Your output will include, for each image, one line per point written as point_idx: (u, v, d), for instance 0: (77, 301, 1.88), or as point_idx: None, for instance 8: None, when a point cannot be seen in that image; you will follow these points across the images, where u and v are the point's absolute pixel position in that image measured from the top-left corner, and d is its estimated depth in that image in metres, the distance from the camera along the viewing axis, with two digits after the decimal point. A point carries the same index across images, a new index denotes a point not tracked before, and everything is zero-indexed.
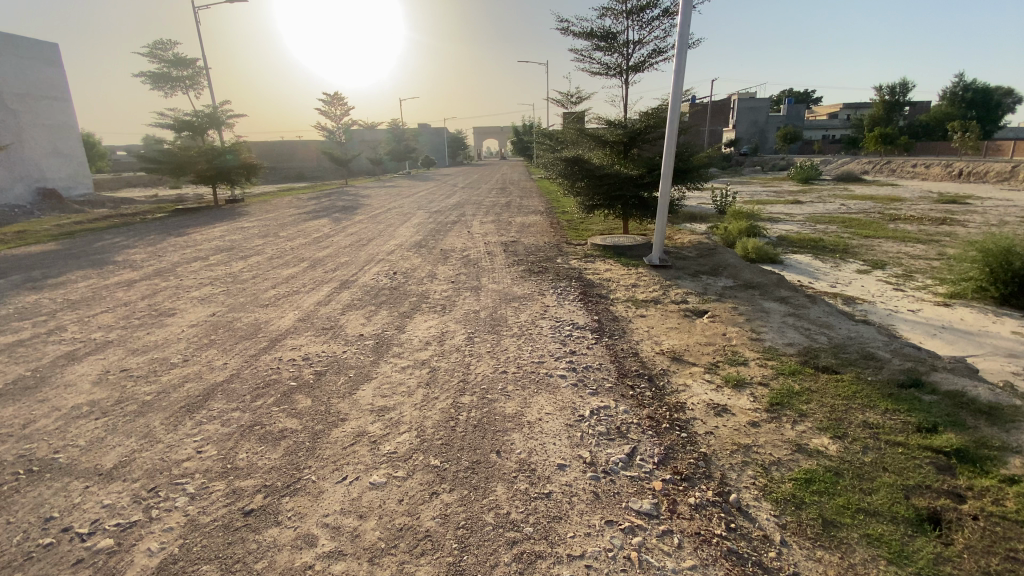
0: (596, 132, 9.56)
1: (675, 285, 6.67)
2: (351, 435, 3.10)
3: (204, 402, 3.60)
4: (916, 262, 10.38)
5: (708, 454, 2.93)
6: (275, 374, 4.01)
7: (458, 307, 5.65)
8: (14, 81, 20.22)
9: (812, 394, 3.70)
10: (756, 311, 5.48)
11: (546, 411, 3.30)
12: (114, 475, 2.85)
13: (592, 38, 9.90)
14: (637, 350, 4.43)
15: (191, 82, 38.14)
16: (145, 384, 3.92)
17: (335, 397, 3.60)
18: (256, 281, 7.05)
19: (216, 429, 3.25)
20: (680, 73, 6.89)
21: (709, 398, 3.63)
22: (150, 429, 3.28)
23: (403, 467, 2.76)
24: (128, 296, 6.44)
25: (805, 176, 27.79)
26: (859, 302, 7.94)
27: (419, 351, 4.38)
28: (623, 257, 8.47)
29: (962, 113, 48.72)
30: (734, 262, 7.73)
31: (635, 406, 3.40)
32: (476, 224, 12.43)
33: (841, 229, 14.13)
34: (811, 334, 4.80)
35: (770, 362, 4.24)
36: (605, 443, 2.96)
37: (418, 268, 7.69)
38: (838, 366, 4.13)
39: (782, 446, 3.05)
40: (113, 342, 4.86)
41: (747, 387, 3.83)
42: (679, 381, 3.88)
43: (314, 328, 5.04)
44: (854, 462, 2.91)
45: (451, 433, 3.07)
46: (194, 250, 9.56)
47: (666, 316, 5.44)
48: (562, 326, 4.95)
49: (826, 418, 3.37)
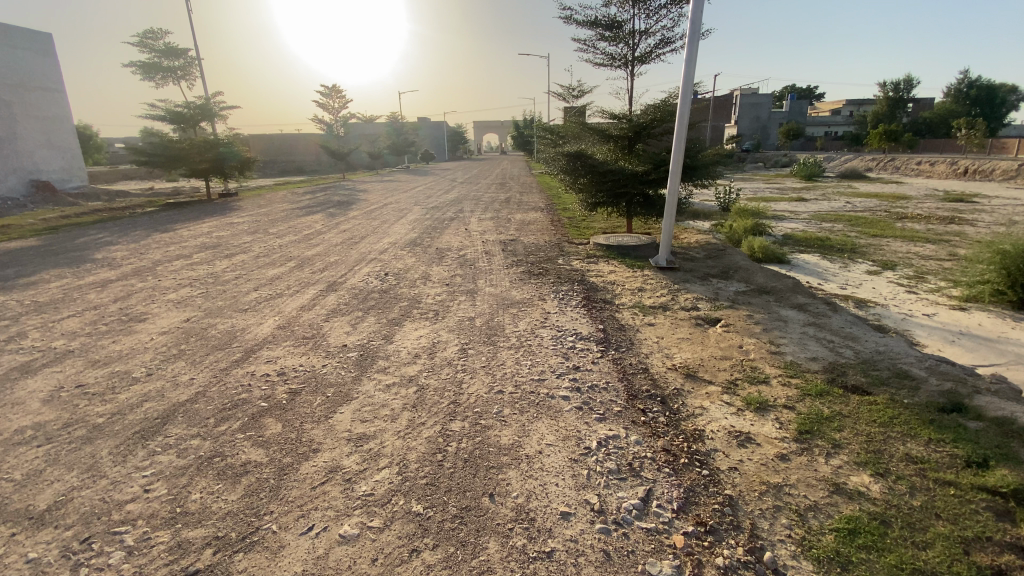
0: (599, 127, 9.15)
1: (684, 289, 6.25)
2: (323, 470, 2.71)
3: (161, 427, 3.19)
4: (928, 262, 9.95)
5: (734, 498, 2.53)
6: (244, 393, 3.59)
7: (451, 314, 5.24)
8: (5, 71, 19.69)
9: (843, 420, 3.30)
10: (773, 320, 5.08)
11: (547, 441, 2.90)
12: (45, 520, 2.44)
13: (596, 27, 9.45)
14: (646, 365, 4.03)
15: (184, 72, 37.41)
16: (99, 404, 3.51)
17: (308, 422, 3.19)
18: (238, 282, 6.66)
19: (170, 461, 2.84)
20: (691, 63, 6.45)
21: (729, 424, 3.22)
22: (95, 462, 2.87)
23: (379, 514, 2.36)
24: (99, 299, 6.04)
25: (809, 173, 27.42)
26: (872, 305, 7.55)
27: (407, 366, 3.98)
28: (628, 257, 8.07)
29: (967, 110, 48.08)
30: (745, 264, 7.33)
31: (649, 436, 3.00)
32: (474, 221, 12.04)
33: (848, 228, 13.70)
34: (835, 347, 4.39)
35: (793, 380, 3.83)
36: (615, 484, 2.55)
37: (411, 269, 7.30)
38: (869, 386, 3.72)
39: (818, 487, 2.65)
40: (75, 352, 4.44)
41: (771, 410, 3.42)
42: (695, 404, 3.46)
43: (294, 337, 4.63)
44: (902, 508, 2.51)
45: (436, 470, 2.67)
46: (178, 248, 9.13)
47: (676, 324, 5.04)
48: (564, 336, 4.55)
49: (863, 450, 2.97)
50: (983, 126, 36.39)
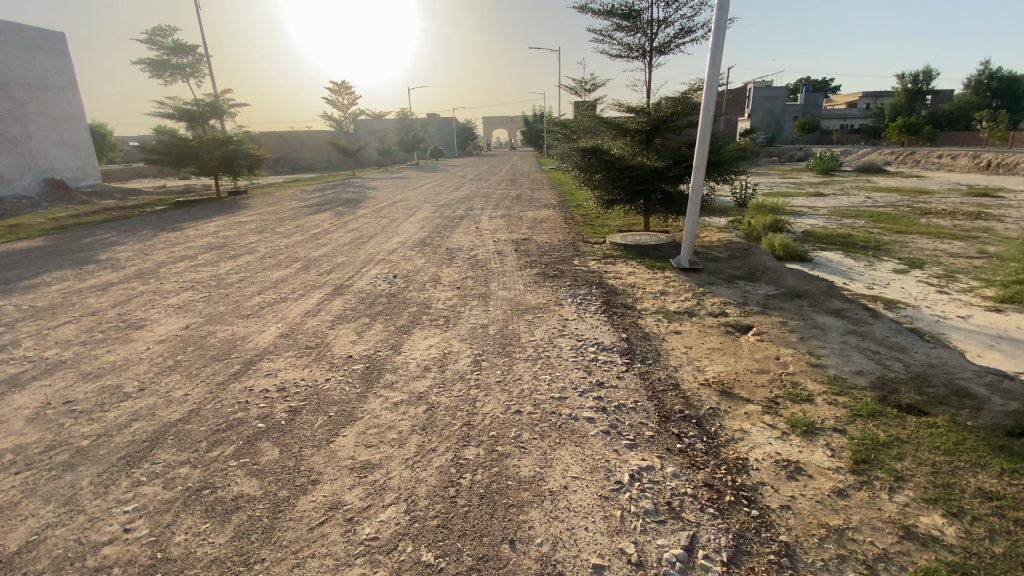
0: (616, 121, 8.69)
1: (710, 292, 5.88)
2: (322, 507, 2.42)
3: (149, 452, 2.91)
4: (957, 261, 9.46)
5: (790, 545, 2.20)
6: (240, 411, 3.32)
7: (463, 321, 4.92)
8: (19, 69, 19.64)
9: (902, 446, 2.95)
10: (809, 328, 4.72)
11: (572, 474, 2.59)
12: (13, 565, 2.17)
13: (613, 17, 9.06)
14: (677, 381, 3.68)
15: (193, 70, 37.29)
16: (86, 424, 3.24)
17: (307, 447, 2.90)
18: (241, 286, 6.40)
19: (155, 495, 2.56)
20: (717, 52, 6.06)
21: (775, 451, 2.89)
22: (74, 494, 2.60)
23: (383, 564, 2.07)
24: (99, 304, 5.79)
25: (825, 167, 26.81)
26: (903, 307, 7.11)
27: (416, 381, 3.66)
28: (647, 258, 7.69)
29: (988, 102, 46.84)
30: (772, 265, 6.93)
31: (687, 468, 2.67)
32: (484, 219, 11.73)
33: (870, 224, 13.16)
34: (881, 360, 4.03)
35: (840, 398, 3.47)
36: (653, 529, 2.23)
37: (420, 270, 7.00)
38: (925, 406, 3.37)
39: (886, 531, 2.31)
40: (67, 363, 4.17)
41: (820, 434, 3.07)
42: (733, 426, 3.13)
43: (297, 347, 4.36)
44: (984, 558, 2.16)
45: (449, 508, 2.36)
46: (183, 249, 8.90)
47: (705, 332, 4.67)
48: (585, 347, 4.22)
49: (930, 484, 2.63)
50: (1006, 118, 35.17)
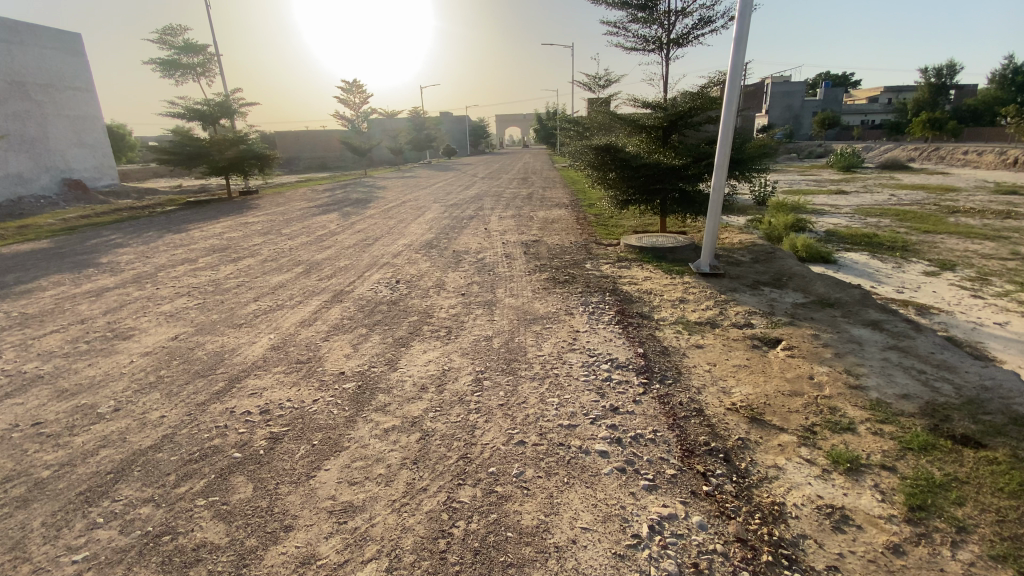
0: (631, 117, 8.29)
1: (733, 300, 5.47)
2: (293, 562, 2.10)
3: (111, 487, 2.62)
4: (990, 263, 8.88)
5: None
6: (216, 437, 3.02)
7: (466, 332, 4.59)
8: (37, 70, 19.75)
9: (962, 488, 2.54)
10: (844, 341, 4.30)
11: (582, 524, 2.25)
12: None
13: (628, 8, 8.67)
14: (700, 406, 3.30)
15: (205, 69, 37.50)
16: (50, 451, 2.96)
17: (284, 484, 2.58)
18: (238, 291, 6.16)
19: (109, 541, 2.26)
20: (741, 41, 5.64)
21: (816, 494, 2.51)
22: (23, 537, 2.30)
23: None
24: (91, 311, 5.56)
25: (846, 164, 25.98)
26: (936, 313, 6.61)
27: (411, 404, 3.33)
28: (664, 261, 7.29)
29: (1014, 96, 45.12)
30: (799, 269, 6.49)
31: (715, 518, 2.31)
32: (494, 219, 11.39)
33: (896, 223, 12.58)
34: (926, 381, 3.61)
35: (885, 427, 3.07)
36: None
37: (425, 275, 6.70)
38: (982, 437, 2.95)
39: None
40: (44, 378, 3.91)
41: (866, 473, 2.68)
42: (766, 463, 2.75)
43: (287, 362, 4.05)
44: None
45: (438, 566, 2.03)
46: (185, 251, 8.70)
47: (730, 347, 4.28)
48: (597, 365, 3.85)
49: (1001, 537, 2.22)
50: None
